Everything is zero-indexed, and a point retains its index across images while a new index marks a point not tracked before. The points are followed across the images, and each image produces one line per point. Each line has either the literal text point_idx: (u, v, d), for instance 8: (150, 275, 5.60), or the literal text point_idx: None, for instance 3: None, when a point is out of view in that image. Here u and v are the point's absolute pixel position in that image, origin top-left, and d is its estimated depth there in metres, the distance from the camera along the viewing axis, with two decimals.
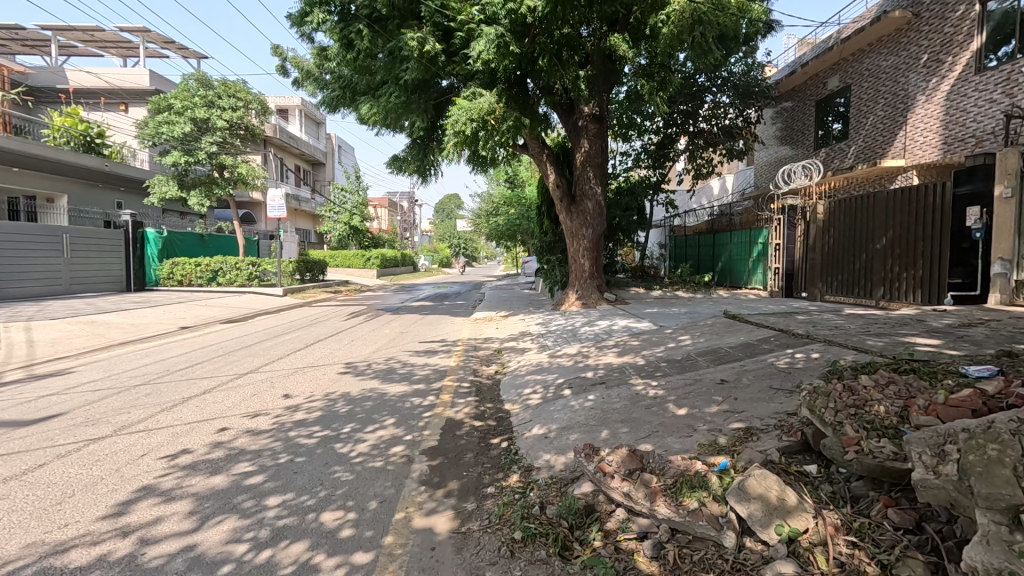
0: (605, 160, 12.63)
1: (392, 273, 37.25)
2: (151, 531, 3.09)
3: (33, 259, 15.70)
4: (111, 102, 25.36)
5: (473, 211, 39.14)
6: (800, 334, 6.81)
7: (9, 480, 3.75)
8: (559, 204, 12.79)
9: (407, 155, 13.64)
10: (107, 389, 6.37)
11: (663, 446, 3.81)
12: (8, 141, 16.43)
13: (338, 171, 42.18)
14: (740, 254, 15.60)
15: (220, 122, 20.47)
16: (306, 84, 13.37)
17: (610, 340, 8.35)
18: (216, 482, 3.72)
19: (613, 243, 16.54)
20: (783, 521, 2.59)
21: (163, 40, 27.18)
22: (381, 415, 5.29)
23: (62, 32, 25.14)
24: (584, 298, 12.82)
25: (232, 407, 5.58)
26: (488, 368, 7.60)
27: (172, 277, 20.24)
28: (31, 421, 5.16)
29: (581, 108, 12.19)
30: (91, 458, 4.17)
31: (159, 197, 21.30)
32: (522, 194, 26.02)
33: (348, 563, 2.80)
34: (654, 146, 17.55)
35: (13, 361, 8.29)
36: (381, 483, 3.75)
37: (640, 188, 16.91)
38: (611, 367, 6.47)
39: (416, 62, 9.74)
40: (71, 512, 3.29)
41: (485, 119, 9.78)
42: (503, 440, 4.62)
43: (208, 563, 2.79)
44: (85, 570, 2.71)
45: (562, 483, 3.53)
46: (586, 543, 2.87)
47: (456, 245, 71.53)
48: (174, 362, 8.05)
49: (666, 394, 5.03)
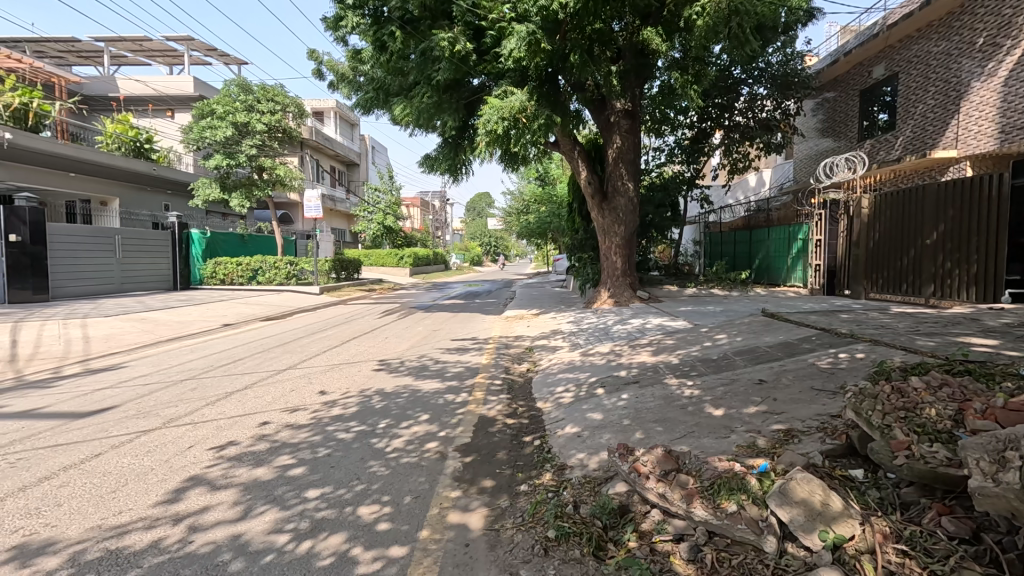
0: (638, 155, 12.44)
1: (424, 272, 37.68)
2: (199, 518, 3.22)
3: (91, 260, 16.59)
4: (158, 109, 26.49)
5: (505, 209, 39.23)
6: (843, 334, 6.56)
7: (68, 469, 3.96)
8: (591, 201, 12.68)
9: (439, 154, 13.72)
10: (156, 383, 6.68)
11: (700, 447, 3.74)
12: (63, 146, 17.14)
13: (372, 171, 42.98)
14: (779, 251, 15.11)
15: (259, 126, 21.14)
16: (341, 87, 13.60)
17: (643, 338, 8.23)
18: (258, 474, 3.85)
19: (646, 240, 16.28)
20: (827, 527, 2.51)
21: (206, 47, 28.18)
22: (415, 411, 5.37)
23: (114, 43, 26.36)
24: (616, 296, 12.68)
25: (273, 401, 5.75)
26: (520, 366, 7.60)
27: (215, 276, 20.98)
28: (88, 413, 5.45)
29: (613, 104, 12.01)
30: (142, 449, 4.37)
31: (203, 199, 22.08)
32: (553, 192, 26.01)
33: (384, 557, 2.84)
34: (688, 141, 17.23)
35: (73, 356, 8.79)
36: (416, 478, 3.81)
37: (673, 183, 16.67)
38: (645, 365, 6.38)
39: (448, 62, 9.84)
40: (126, 500, 3.46)
41: (517, 118, 9.80)
42: (536, 438, 4.62)
43: (251, 551, 2.88)
44: (139, 555, 2.84)
45: (596, 483, 3.51)
46: (620, 544, 2.83)
47: (486, 244, 72.00)
48: (218, 357, 8.36)
49: (702, 394, 4.93)
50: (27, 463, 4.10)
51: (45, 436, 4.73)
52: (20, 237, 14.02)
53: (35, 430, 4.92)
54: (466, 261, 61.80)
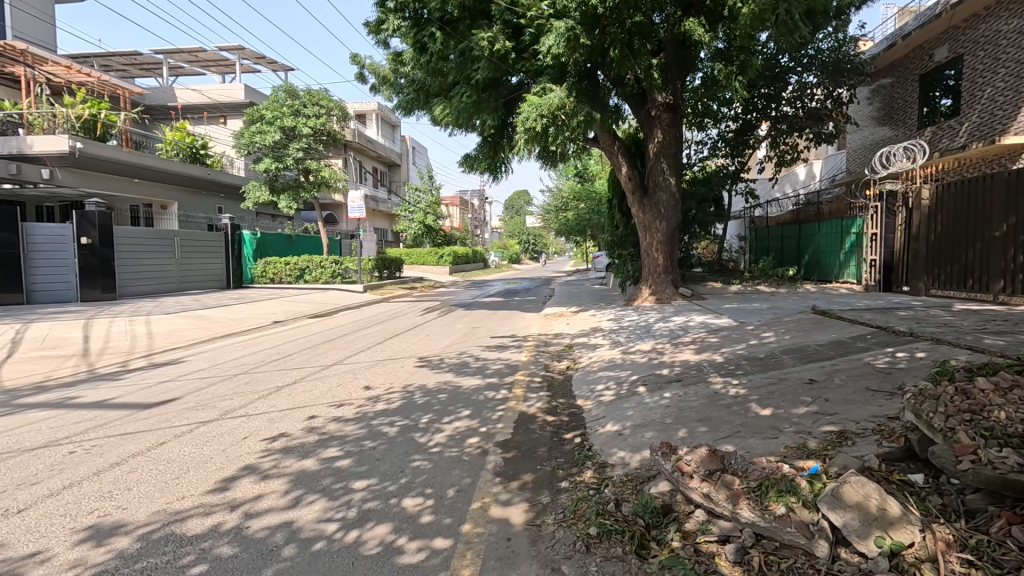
0: (680, 150, 12.20)
1: (464, 270, 38.10)
2: (254, 506, 3.39)
3: (152, 261, 17.55)
4: (213, 116, 27.75)
5: (544, 206, 39.20)
6: (901, 333, 6.24)
7: (137, 456, 4.24)
8: (632, 197, 12.47)
9: (479, 153, 13.80)
10: (213, 377, 7.03)
11: (746, 447, 3.64)
12: (126, 153, 18.23)
13: (412, 171, 43.76)
14: (830, 245, 14.47)
15: (306, 129, 21.88)
16: (383, 89, 13.86)
17: (687, 336, 8.07)
18: (308, 465, 4.01)
19: (689, 237, 15.91)
20: (884, 532, 2.41)
21: (255, 55, 29.29)
22: (457, 406, 5.45)
23: (172, 55, 27.79)
24: (658, 293, 12.50)
25: (320, 396, 5.96)
26: (560, 364, 7.59)
27: (265, 275, 21.84)
28: (152, 404, 5.80)
29: (654, 97, 11.81)
30: (201, 439, 4.61)
31: (253, 202, 22.97)
32: (593, 188, 25.83)
33: (428, 548, 2.91)
34: (732, 133, 16.70)
35: (138, 350, 9.38)
36: (458, 473, 3.87)
37: (716, 177, 16.24)
38: (688, 364, 6.24)
39: (487, 61, 9.88)
40: (188, 486, 3.68)
41: (556, 115, 9.78)
42: (577, 436, 4.61)
43: (303, 538, 3.01)
44: (201, 538, 3.01)
45: (639, 481, 3.47)
46: (664, 543, 2.80)
47: (524, 241, 72.34)
48: (269, 353, 8.72)
49: (748, 394, 4.80)
50: (100, 450, 4.41)
51: (115, 425, 5.08)
52: (90, 240, 15.06)
53: (108, 419, 5.30)
54: (505, 258, 61.95)
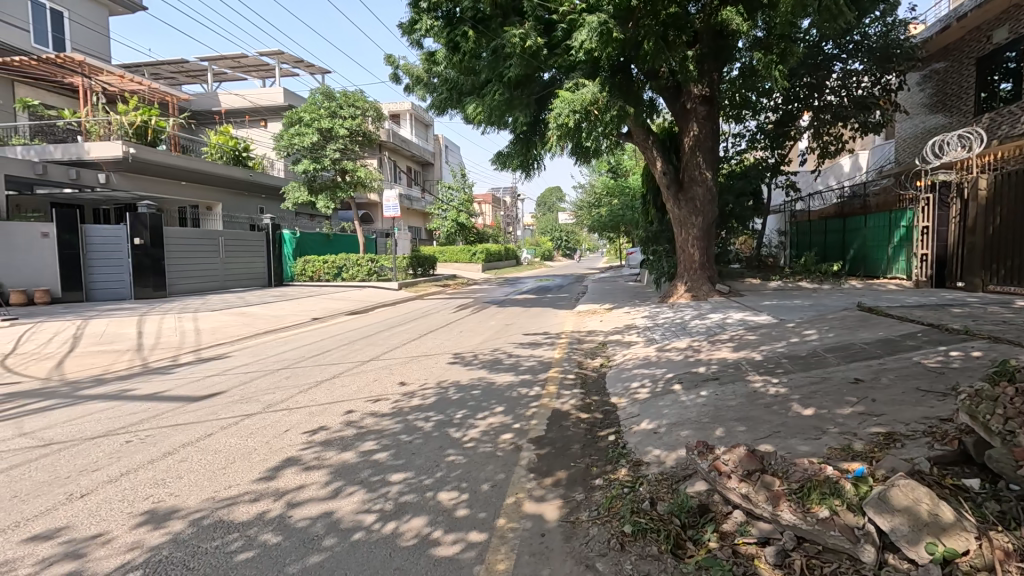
0: (716, 143, 11.93)
1: (496, 268, 38.30)
2: (296, 496, 3.51)
3: (198, 261, 18.27)
4: (254, 119, 28.66)
5: (576, 203, 38.95)
6: (955, 330, 5.94)
7: (187, 446, 4.45)
8: (666, 192, 12.25)
9: (511, 150, 13.82)
10: (256, 371, 7.31)
11: (786, 447, 3.54)
12: (174, 157, 19.05)
13: (445, 170, 44.18)
14: (878, 240, 13.87)
15: (342, 130, 22.37)
16: (416, 89, 13.99)
17: (724, 334, 7.88)
18: (347, 458, 4.12)
19: (726, 232, 15.62)
20: (936, 539, 2.30)
21: (293, 59, 30.04)
22: (490, 403, 5.50)
23: (216, 61, 28.83)
24: (694, 290, 12.27)
25: (356, 391, 6.11)
26: (593, 361, 7.53)
27: (305, 273, 22.50)
28: (200, 397, 6.07)
29: (689, 90, 11.58)
30: (245, 431, 4.80)
31: (293, 202, 23.61)
32: (626, 183, 25.50)
33: (464, 541, 2.95)
34: (772, 125, 16.15)
35: (187, 345, 9.82)
36: (492, 468, 3.91)
37: (754, 170, 15.79)
38: (725, 362, 6.11)
39: (519, 58, 9.84)
40: (235, 475, 3.84)
41: (589, 110, 9.70)
42: (611, 433, 4.57)
43: (342, 528, 3.10)
44: (247, 525, 3.14)
45: (674, 480, 3.42)
46: (700, 544, 2.75)
47: (557, 237, 72.21)
48: (309, 349, 8.99)
49: (789, 393, 4.66)
50: (154, 440, 4.65)
51: (167, 416, 5.34)
52: (142, 241, 15.89)
53: (160, 410, 5.58)
54: (537, 255, 61.91)
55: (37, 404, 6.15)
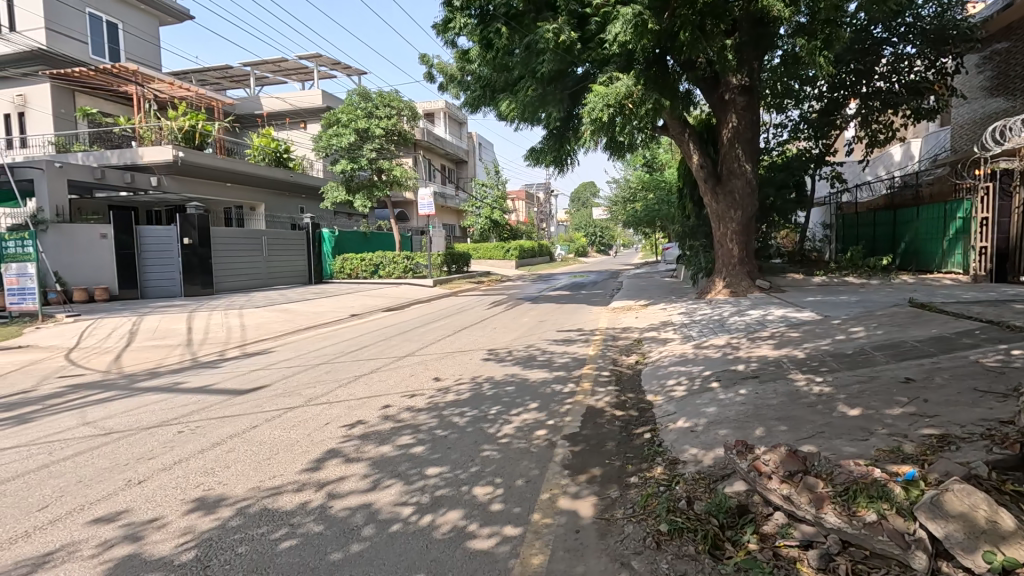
0: (756, 134, 11.57)
1: (530, 264, 38.30)
2: (337, 486, 3.62)
3: (243, 260, 18.94)
4: (294, 122, 29.48)
5: (611, 198, 38.56)
6: (1018, 328, 5.60)
7: (233, 437, 4.65)
8: (703, 185, 11.95)
9: (544, 146, 13.79)
10: (298, 366, 7.55)
11: (831, 448, 3.42)
12: (220, 160, 19.82)
13: (479, 167, 44.42)
14: (931, 232, 13.21)
15: (377, 130, 22.78)
16: (449, 88, 14.09)
17: (765, 331, 7.66)
18: (384, 451, 4.21)
19: (767, 225, 15.20)
20: (994, 548, 2.19)
21: (331, 61, 30.74)
22: (525, 399, 5.52)
23: (258, 66, 29.78)
24: (733, 286, 11.97)
25: (393, 386, 6.24)
26: (628, 358, 7.46)
27: (343, 271, 23.07)
28: (246, 391, 6.32)
29: (727, 80, 11.27)
30: (288, 423, 4.98)
31: (332, 202, 24.17)
32: (662, 178, 25.07)
33: (499, 534, 2.99)
34: (816, 114, 15.53)
35: (234, 341, 10.24)
36: (526, 464, 3.92)
37: (797, 162, 15.25)
38: (766, 360, 5.94)
39: (552, 54, 9.78)
40: (279, 466, 3.99)
41: (623, 104, 9.59)
42: (646, 431, 4.52)
43: (381, 519, 3.18)
44: (291, 514, 3.26)
45: (711, 480, 3.36)
46: (739, 545, 2.69)
47: (591, 233, 71.69)
48: (347, 344, 9.22)
49: (834, 392, 4.50)
50: (204, 430, 4.88)
51: (216, 409, 5.60)
52: (191, 241, 16.61)
53: (209, 403, 5.85)
54: (571, 251, 61.53)
55: (99, 395, 6.54)
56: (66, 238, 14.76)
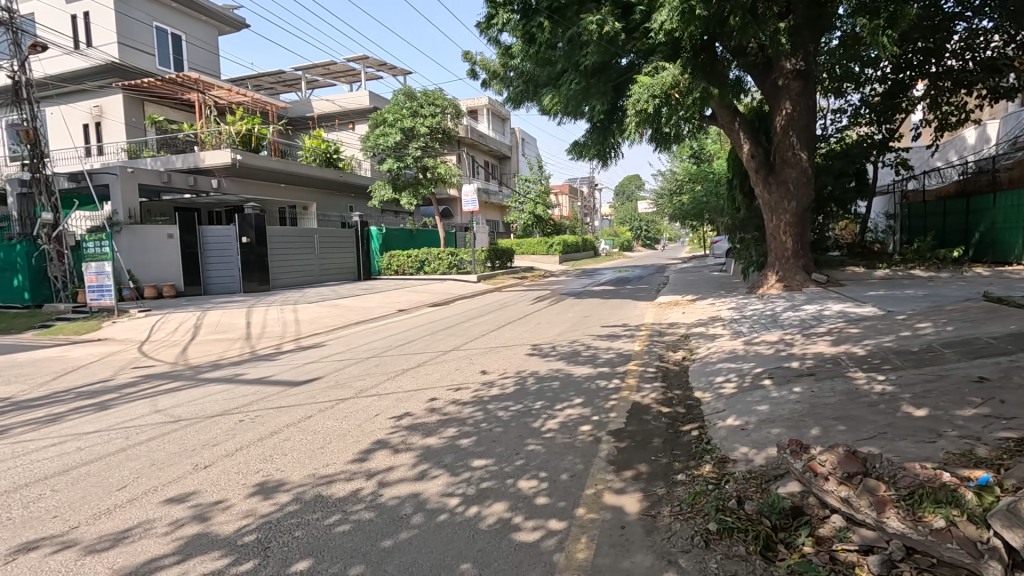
0: (813, 120, 11.02)
1: (574, 259, 38.05)
2: (387, 475, 3.74)
3: (297, 257, 19.74)
4: (343, 123, 30.38)
5: (657, 191, 37.73)
6: None
7: (289, 426, 4.88)
8: (755, 175, 11.51)
9: (588, 139, 13.64)
10: (349, 359, 7.82)
11: (894, 449, 3.25)
12: (276, 162, 20.75)
13: (522, 162, 44.44)
14: (1010, 221, 12.27)
15: (423, 129, 23.22)
16: (493, 84, 14.13)
17: (821, 326, 7.34)
18: (432, 442, 4.32)
19: (823, 216, 14.58)
20: None
21: (378, 62, 31.44)
22: (569, 394, 5.52)
23: (309, 70, 30.83)
24: (787, 280, 11.53)
25: (439, 379, 6.36)
26: (676, 354, 7.31)
27: (391, 267, 23.63)
28: (300, 382, 6.60)
29: (781, 65, 10.75)
30: (340, 414, 5.17)
31: (379, 200, 24.68)
32: (710, 169, 24.30)
33: (544, 528, 3.01)
34: (879, 97, 14.69)
35: (289, 335, 10.70)
36: (571, 458, 3.93)
37: (858, 148, 14.42)
38: (822, 357, 5.69)
39: (596, 46, 9.65)
40: (332, 454, 4.15)
41: (669, 94, 9.41)
42: (694, 428, 4.43)
43: (429, 509, 3.26)
44: (344, 500, 3.40)
45: (763, 480, 3.26)
46: (794, 547, 2.59)
47: (636, 227, 70.55)
48: (395, 338, 9.47)
49: (898, 391, 4.27)
50: (263, 419, 5.14)
51: (273, 399, 5.88)
52: (249, 239, 17.58)
53: (267, 393, 6.15)
54: (616, 246, 60.54)
55: (169, 384, 7.00)
56: (139, 239, 15.76)
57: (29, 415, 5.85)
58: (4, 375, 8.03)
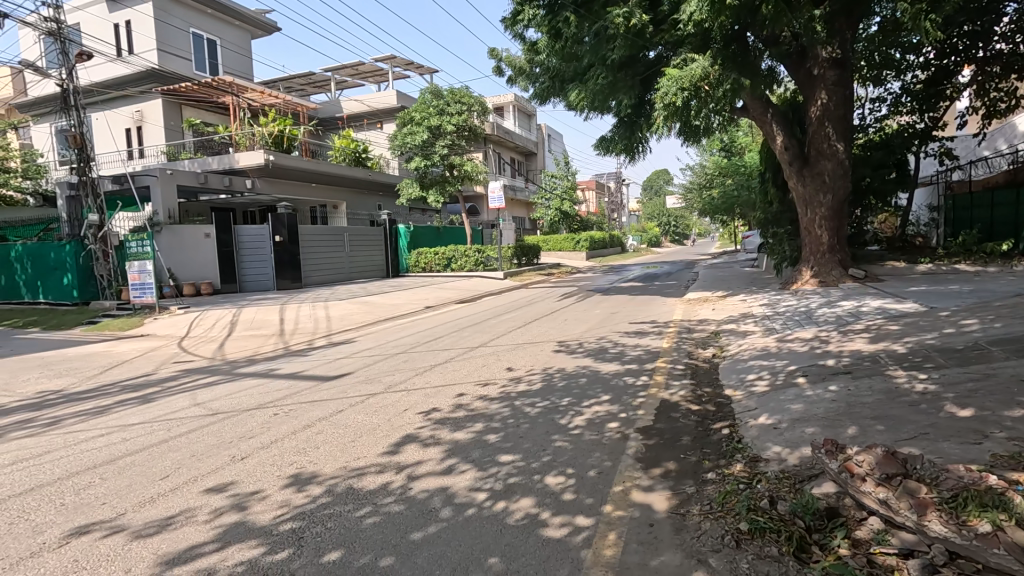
0: (850, 110, 10.67)
1: (601, 255, 37.73)
2: (416, 470, 3.79)
3: (327, 255, 20.16)
4: (372, 122, 30.80)
5: (686, 185, 37.08)
6: None
7: (321, 420, 5.00)
8: (789, 168, 11.20)
9: (615, 134, 13.50)
10: (378, 355, 7.96)
11: (936, 450, 3.14)
12: (307, 162, 21.18)
13: (549, 158, 44.26)
14: None
15: (450, 127, 23.38)
16: (518, 80, 14.09)
17: (859, 323, 7.10)
18: (460, 437, 4.36)
19: (861, 209, 14.12)
20: None
21: (405, 62, 31.74)
22: (596, 391, 5.49)
23: (338, 71, 31.35)
24: (822, 276, 11.20)
25: (467, 375, 6.42)
26: (705, 351, 7.19)
27: (418, 265, 23.86)
28: (331, 378, 6.74)
29: (816, 53, 10.41)
30: (370, 409, 5.27)
31: (406, 198, 24.84)
32: (742, 162, 23.74)
33: (571, 524, 3.01)
34: (921, 85, 14.10)
35: (320, 331, 10.95)
36: (598, 456, 3.91)
37: (899, 138, 13.88)
38: (860, 354, 5.51)
39: (623, 38, 9.52)
40: (363, 448, 4.24)
41: (699, 86, 9.26)
42: (725, 427, 4.35)
43: (457, 503, 3.30)
44: (374, 493, 3.47)
45: (797, 480, 3.18)
46: (829, 549, 2.52)
47: (664, 222, 69.52)
48: (423, 335, 9.59)
49: (941, 390, 4.11)
50: (296, 413, 5.28)
51: (305, 393, 6.03)
52: (282, 238, 18.13)
53: (299, 388, 6.31)
54: (644, 242, 59.68)
55: (207, 379, 7.26)
56: (177, 240, 16.34)
57: (79, 407, 6.16)
58: (56, 369, 8.46)
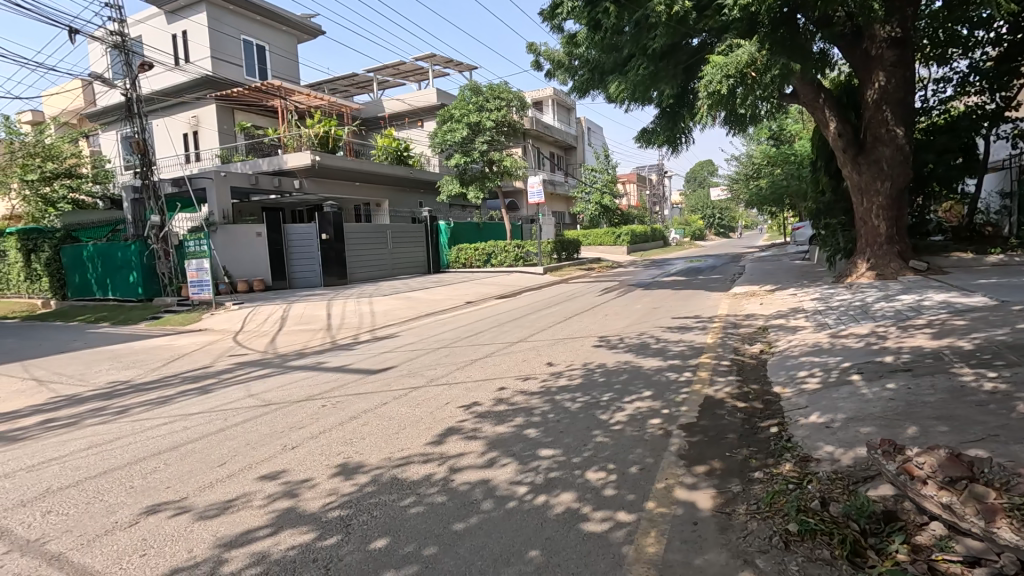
0: (911, 92, 10.04)
1: (642, 250, 37.04)
2: (458, 462, 3.86)
3: (371, 252, 20.64)
4: (412, 121, 31.27)
5: (732, 177, 35.85)
6: None
7: (366, 412, 5.15)
8: (843, 155, 10.65)
9: (657, 125, 13.21)
10: (420, 349, 8.11)
11: (1007, 454, 2.93)
12: (351, 161, 21.69)
13: (589, 152, 43.76)
14: None
15: (489, 123, 23.43)
16: (557, 74, 13.97)
17: (920, 318, 6.70)
18: (501, 431, 4.40)
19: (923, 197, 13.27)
20: None
21: (444, 60, 32.01)
22: (638, 387, 5.41)
23: (380, 71, 31.96)
24: (880, 268, 10.63)
25: (507, 370, 6.46)
26: (752, 347, 6.96)
27: (458, 260, 24.08)
28: (375, 371, 6.93)
29: (873, 32, 9.84)
30: (413, 401, 5.39)
31: (447, 195, 25.12)
32: (792, 151, 22.72)
33: (613, 519, 2.99)
34: (991, 62, 13.08)
35: (365, 326, 11.26)
36: (640, 452, 3.86)
37: (966, 120, 12.94)
38: (921, 351, 5.21)
39: (664, 27, 9.28)
40: (406, 439, 4.35)
41: (745, 73, 8.94)
42: (773, 425, 4.21)
43: (498, 495, 3.34)
44: (417, 483, 3.55)
45: (851, 481, 3.05)
46: (885, 554, 2.41)
47: (709, 215, 67.56)
48: (464, 330, 9.71)
49: (1013, 390, 3.83)
50: (343, 405, 5.46)
51: (351, 386, 6.23)
52: (328, 236, 18.71)
53: (346, 381, 6.53)
54: (687, 235, 58.18)
55: (260, 372, 7.60)
56: (231, 238, 17.22)
57: (145, 396, 6.59)
58: (124, 361, 9.07)
